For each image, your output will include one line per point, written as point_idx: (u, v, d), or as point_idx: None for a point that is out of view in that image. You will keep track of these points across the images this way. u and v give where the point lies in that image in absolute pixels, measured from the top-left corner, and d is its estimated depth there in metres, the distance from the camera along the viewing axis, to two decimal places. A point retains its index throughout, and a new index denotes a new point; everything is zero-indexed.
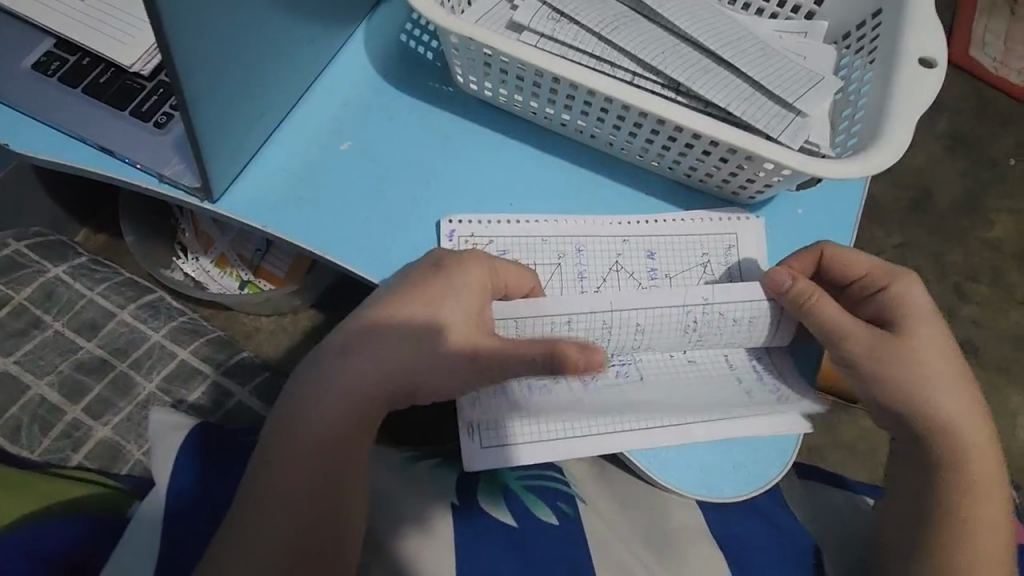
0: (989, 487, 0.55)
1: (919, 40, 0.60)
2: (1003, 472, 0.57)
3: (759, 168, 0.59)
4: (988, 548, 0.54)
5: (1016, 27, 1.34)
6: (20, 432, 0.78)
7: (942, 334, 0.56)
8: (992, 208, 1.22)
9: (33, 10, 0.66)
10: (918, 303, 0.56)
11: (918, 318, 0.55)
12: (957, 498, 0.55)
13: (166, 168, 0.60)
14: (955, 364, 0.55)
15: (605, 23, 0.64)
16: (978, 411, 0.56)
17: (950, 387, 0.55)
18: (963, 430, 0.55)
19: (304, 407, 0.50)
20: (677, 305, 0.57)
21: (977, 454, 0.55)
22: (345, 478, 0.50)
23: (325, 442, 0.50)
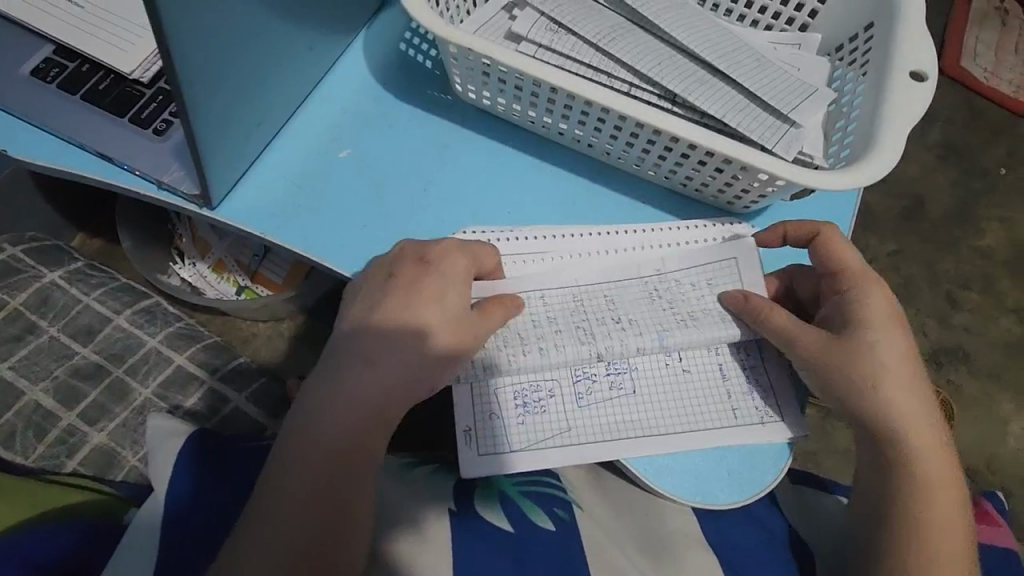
0: (945, 487, 0.55)
1: (912, 52, 0.61)
2: (957, 474, 0.57)
3: (754, 179, 0.60)
4: (951, 554, 0.54)
5: (1006, 39, 1.36)
6: (15, 438, 0.77)
7: (905, 337, 0.56)
8: (984, 216, 1.24)
9: (34, 17, 0.66)
10: (880, 308, 0.56)
11: (881, 320, 0.56)
12: (916, 496, 0.54)
13: (166, 174, 0.61)
14: (913, 364, 0.56)
15: (602, 34, 0.65)
16: (933, 411, 0.56)
17: (908, 384, 0.55)
18: (917, 428, 0.55)
19: (314, 408, 0.51)
20: (636, 276, 0.62)
21: (933, 453, 0.55)
22: (351, 483, 0.50)
23: (331, 446, 0.50)
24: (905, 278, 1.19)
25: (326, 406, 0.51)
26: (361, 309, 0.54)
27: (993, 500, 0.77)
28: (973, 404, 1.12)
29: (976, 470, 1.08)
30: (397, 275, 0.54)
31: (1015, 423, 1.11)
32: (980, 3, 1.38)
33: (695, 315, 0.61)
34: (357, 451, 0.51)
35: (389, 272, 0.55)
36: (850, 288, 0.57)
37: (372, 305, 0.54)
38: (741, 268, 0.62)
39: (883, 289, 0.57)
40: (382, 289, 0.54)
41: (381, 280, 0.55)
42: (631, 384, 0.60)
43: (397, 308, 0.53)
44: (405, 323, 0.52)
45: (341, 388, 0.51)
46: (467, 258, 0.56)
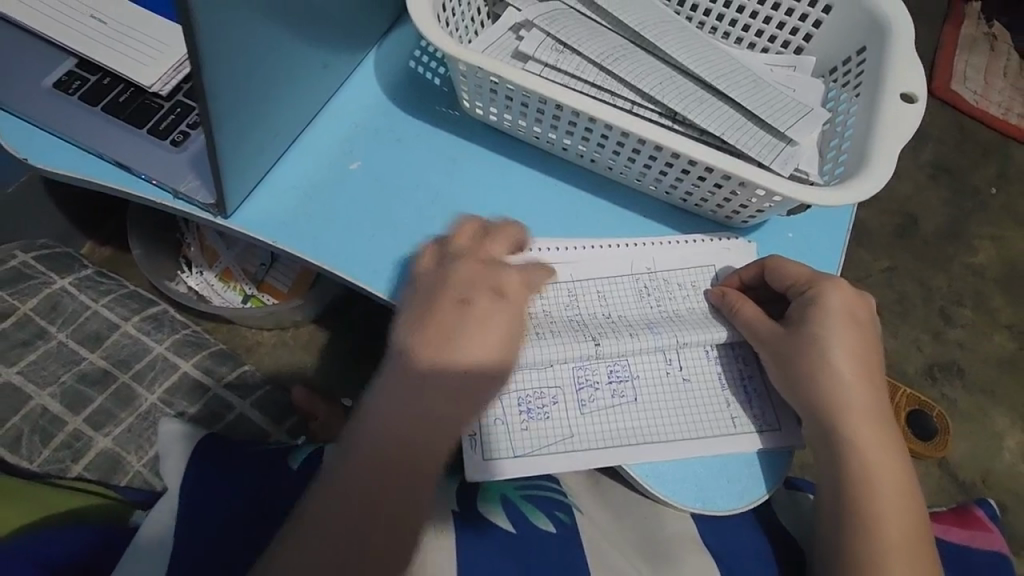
0: (893, 482, 0.56)
1: (902, 77, 0.64)
2: (910, 468, 0.58)
3: (752, 194, 0.62)
4: (902, 547, 0.54)
5: (995, 63, 1.40)
6: (21, 442, 0.78)
7: (861, 334, 0.58)
8: (976, 234, 1.26)
9: (56, 32, 0.68)
10: (838, 306, 0.58)
11: (837, 317, 0.58)
12: (866, 490, 0.56)
13: (182, 184, 0.62)
14: (866, 361, 0.58)
15: (605, 54, 0.67)
16: (881, 407, 0.58)
17: (857, 380, 0.57)
18: (863, 423, 0.57)
19: (379, 419, 0.53)
20: (627, 273, 0.66)
21: (879, 448, 0.57)
22: (400, 497, 0.52)
23: (384, 461, 0.52)
24: (899, 294, 1.21)
25: (392, 420, 0.53)
26: (426, 335, 0.55)
27: (985, 507, 0.82)
28: (969, 419, 1.14)
29: (971, 483, 1.10)
30: (475, 303, 0.56)
31: (1010, 437, 1.13)
32: (970, 29, 1.41)
33: (679, 313, 0.64)
34: (408, 462, 0.52)
35: (462, 299, 0.56)
36: (812, 287, 0.59)
37: (443, 333, 0.54)
38: (722, 272, 0.66)
39: (843, 287, 0.59)
40: (459, 317, 0.55)
41: (449, 307, 0.55)
42: (632, 392, 0.61)
43: (479, 341, 0.55)
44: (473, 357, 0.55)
45: (407, 404, 0.53)
46: (528, 285, 0.59)
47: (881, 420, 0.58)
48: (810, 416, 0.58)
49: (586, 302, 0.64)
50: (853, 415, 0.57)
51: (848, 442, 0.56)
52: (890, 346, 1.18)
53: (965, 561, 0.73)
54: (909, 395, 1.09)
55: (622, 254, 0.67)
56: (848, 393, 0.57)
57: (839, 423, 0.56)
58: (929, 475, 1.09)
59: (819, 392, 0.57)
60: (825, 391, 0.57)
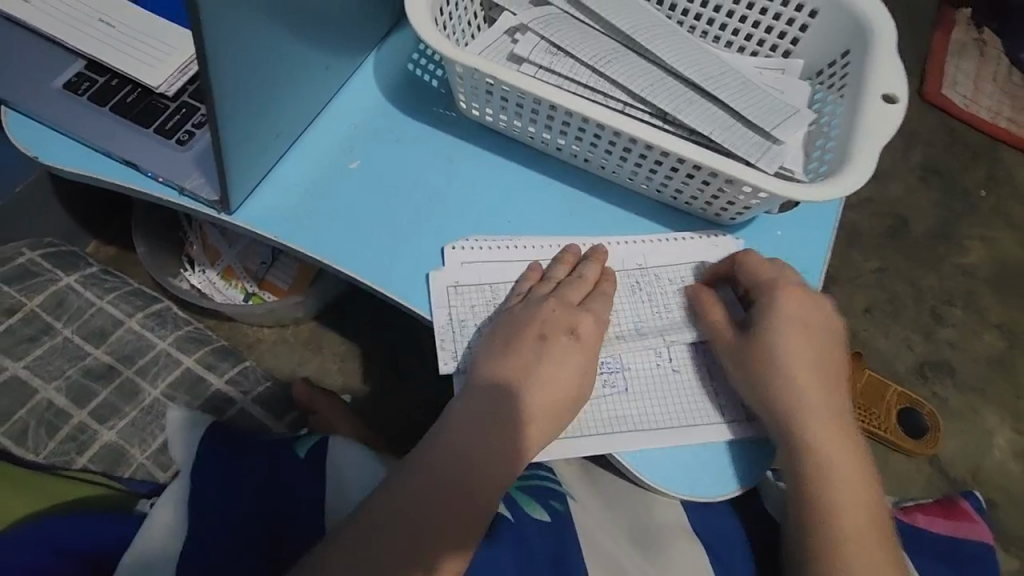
0: (848, 476, 0.59)
1: (883, 79, 0.66)
2: (864, 461, 0.61)
3: (739, 191, 0.64)
4: (859, 538, 0.57)
5: (984, 68, 1.42)
6: (27, 435, 0.81)
7: (811, 337, 0.61)
8: (967, 236, 1.28)
9: (66, 35, 0.70)
10: (789, 311, 0.61)
11: (787, 322, 0.61)
12: (821, 486, 0.58)
13: (186, 181, 0.64)
14: (818, 360, 0.61)
15: (597, 56, 0.69)
16: (835, 406, 0.61)
17: (810, 379, 0.60)
18: (818, 422, 0.59)
19: (453, 438, 0.57)
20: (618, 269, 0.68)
21: (833, 445, 0.59)
22: (466, 510, 0.54)
23: (453, 476, 0.55)
24: (890, 293, 1.23)
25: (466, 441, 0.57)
26: (507, 366, 0.59)
27: (972, 500, 0.85)
28: (959, 416, 1.15)
29: (961, 480, 1.11)
30: (552, 339, 0.60)
31: (1000, 435, 1.14)
32: (959, 35, 1.44)
33: (669, 308, 0.66)
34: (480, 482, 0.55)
35: (542, 336, 0.60)
36: (765, 294, 0.62)
37: (521, 366, 0.59)
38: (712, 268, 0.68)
39: (794, 292, 0.62)
40: (536, 352, 0.59)
41: (529, 344, 0.60)
42: (623, 382, 0.63)
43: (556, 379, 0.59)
44: (549, 394, 0.58)
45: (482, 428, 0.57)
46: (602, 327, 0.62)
47: (836, 417, 0.60)
48: (772, 415, 0.59)
49: None
50: (810, 412, 0.59)
51: (805, 440, 0.59)
52: (881, 344, 1.19)
53: (953, 549, 0.75)
54: (900, 393, 1.11)
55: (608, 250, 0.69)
56: (803, 391, 0.59)
57: (797, 420, 0.59)
58: (920, 471, 1.11)
59: (778, 389, 0.59)
60: (782, 388, 0.59)
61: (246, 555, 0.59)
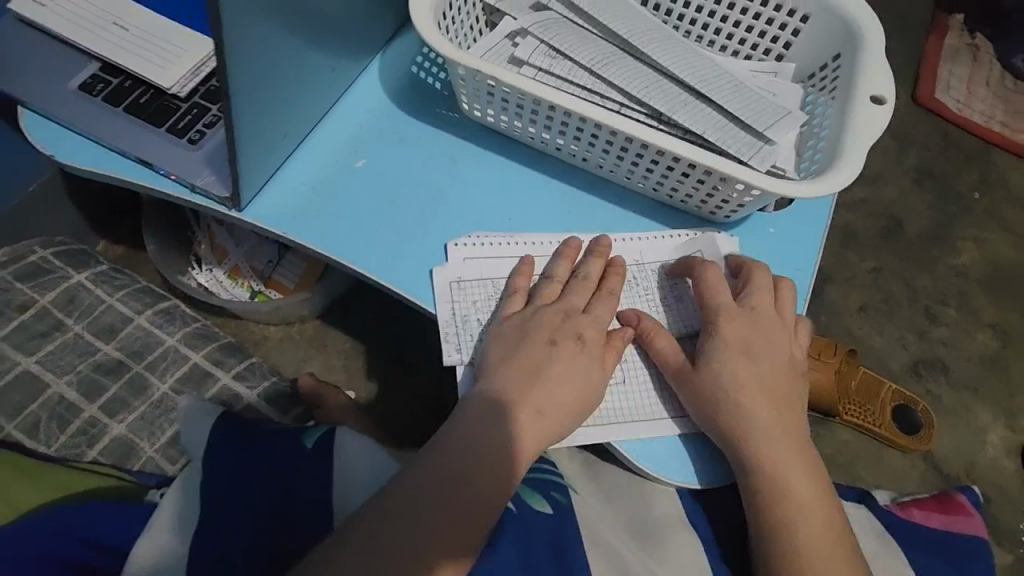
0: (800, 490, 0.61)
1: (872, 81, 0.68)
2: (817, 472, 0.62)
3: (733, 189, 0.66)
4: (810, 548, 0.59)
5: (977, 73, 1.44)
6: (39, 428, 0.83)
7: (755, 360, 0.63)
8: (960, 237, 1.30)
9: (81, 37, 0.72)
10: (731, 338, 0.63)
11: (730, 349, 0.62)
12: (773, 502, 0.60)
13: (198, 179, 0.66)
14: (765, 379, 0.62)
15: (595, 59, 0.72)
16: (786, 424, 0.62)
17: (756, 400, 0.61)
18: (768, 442, 0.60)
19: (461, 438, 0.58)
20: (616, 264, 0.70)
21: (785, 462, 0.61)
22: (477, 506, 0.56)
23: (463, 474, 0.57)
24: (885, 293, 1.25)
25: (476, 441, 0.58)
26: (515, 369, 0.61)
27: (969, 494, 0.87)
28: (953, 414, 1.17)
29: (955, 476, 1.13)
30: (561, 343, 0.62)
31: (993, 432, 1.16)
32: (952, 40, 1.46)
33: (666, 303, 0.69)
34: (488, 478, 0.57)
35: (551, 340, 0.62)
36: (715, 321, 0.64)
37: (530, 368, 0.61)
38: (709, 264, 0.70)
39: (738, 317, 0.64)
40: (543, 357, 0.62)
41: (540, 347, 0.62)
42: (622, 373, 0.65)
43: (561, 383, 0.61)
44: (553, 397, 0.60)
45: (489, 429, 0.59)
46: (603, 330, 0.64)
47: (787, 432, 0.62)
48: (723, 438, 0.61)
49: None
50: (759, 434, 0.60)
51: (756, 462, 0.60)
52: (876, 343, 1.21)
53: (949, 546, 0.77)
54: (894, 390, 1.13)
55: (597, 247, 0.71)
56: (750, 415, 0.60)
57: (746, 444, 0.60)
58: (914, 468, 1.12)
59: (726, 412, 0.60)
60: (730, 413, 0.60)
61: (257, 541, 0.62)
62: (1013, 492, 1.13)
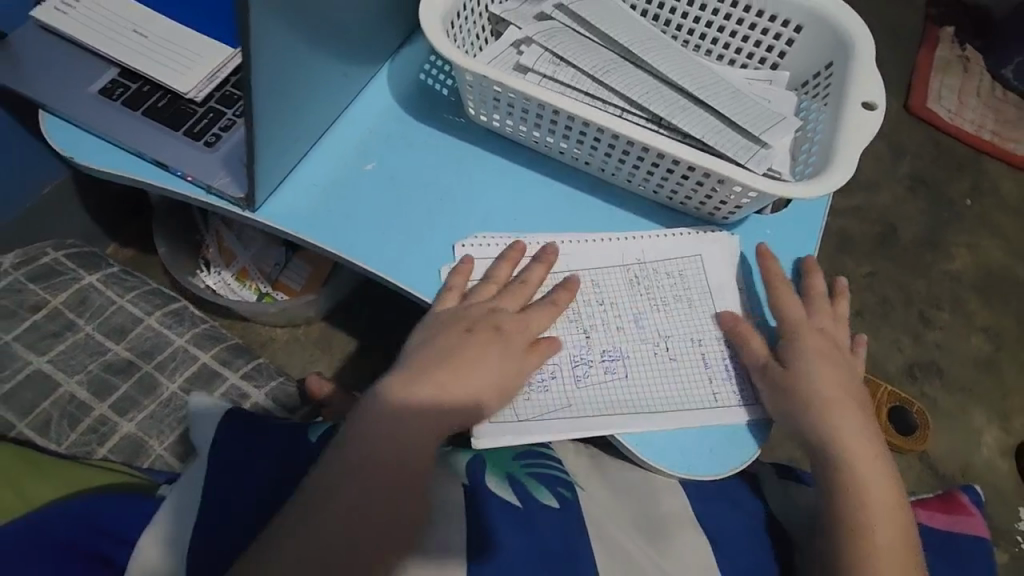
0: (880, 493, 0.62)
1: (864, 89, 0.71)
2: (895, 478, 0.64)
3: (730, 191, 0.68)
4: (888, 550, 0.60)
5: (968, 84, 1.48)
6: (50, 426, 0.84)
7: (836, 365, 0.66)
8: (953, 243, 1.33)
9: (101, 43, 0.75)
10: (814, 343, 0.66)
11: (813, 353, 0.66)
12: (854, 500, 0.62)
13: (215, 180, 0.69)
14: (845, 383, 0.66)
15: (597, 66, 0.74)
16: (868, 427, 0.65)
17: (841, 398, 0.64)
18: (853, 441, 0.63)
19: (381, 422, 0.60)
20: (617, 263, 0.72)
21: (866, 462, 0.63)
22: (405, 484, 0.58)
23: (387, 458, 0.58)
24: (880, 297, 1.28)
25: (394, 424, 0.60)
26: (508, 367, 0.63)
27: (969, 494, 0.87)
28: (948, 416, 1.19)
29: (951, 477, 1.14)
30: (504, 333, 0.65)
31: (988, 433, 1.18)
32: (944, 52, 1.50)
33: (666, 300, 0.71)
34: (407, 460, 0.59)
35: (483, 328, 0.65)
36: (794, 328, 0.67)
37: (447, 353, 0.63)
38: (707, 263, 0.72)
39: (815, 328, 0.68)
40: (464, 341, 0.64)
41: (472, 333, 0.64)
42: (623, 368, 0.67)
43: (471, 365, 0.63)
44: (474, 380, 0.62)
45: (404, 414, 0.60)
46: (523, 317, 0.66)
47: (869, 434, 0.64)
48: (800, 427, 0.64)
49: (578, 329, 0.69)
50: (846, 429, 0.63)
51: (837, 456, 0.63)
52: (872, 346, 1.23)
53: (948, 545, 0.78)
54: (890, 391, 1.15)
55: (608, 245, 0.73)
56: (835, 409, 0.64)
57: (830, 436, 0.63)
58: (911, 468, 1.14)
59: (813, 404, 0.63)
60: (817, 405, 0.63)
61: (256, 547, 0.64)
62: (1008, 492, 1.14)
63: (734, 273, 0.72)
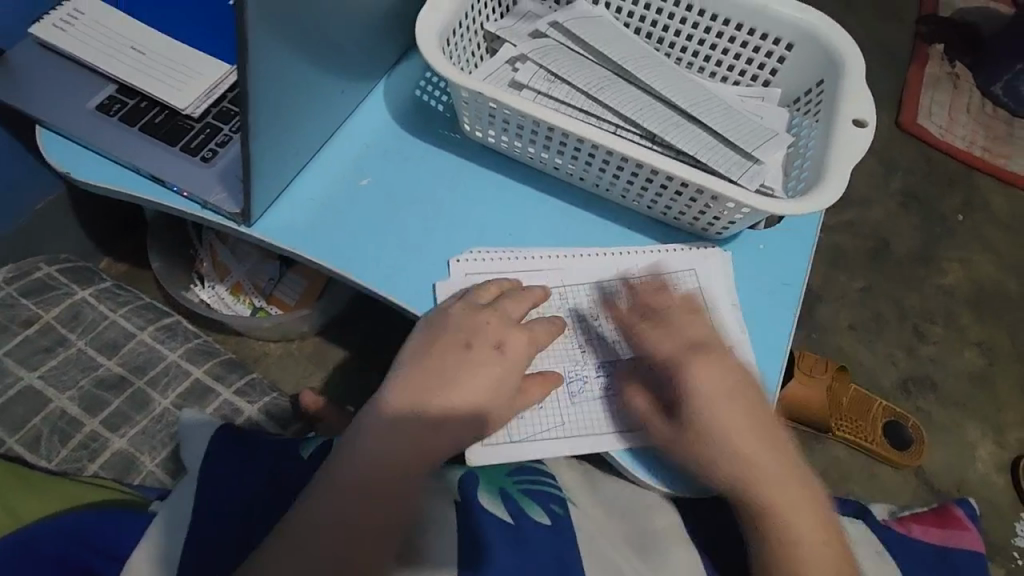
0: (803, 526, 0.61)
1: (854, 107, 0.72)
2: (818, 500, 0.62)
3: (723, 207, 0.69)
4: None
5: (957, 100, 1.50)
6: (41, 442, 0.83)
7: (741, 402, 0.61)
8: (945, 258, 1.34)
9: (99, 60, 0.75)
10: (712, 386, 0.61)
11: (711, 399, 0.61)
12: (777, 538, 0.60)
13: (210, 196, 0.69)
14: (755, 417, 0.62)
15: (591, 83, 0.75)
16: (780, 459, 0.61)
17: (751, 440, 0.61)
18: (766, 478, 0.60)
19: (374, 441, 0.58)
20: (612, 277, 0.72)
21: (784, 497, 0.61)
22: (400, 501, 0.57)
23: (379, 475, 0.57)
24: (874, 311, 1.28)
25: (385, 442, 0.58)
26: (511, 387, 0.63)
27: (965, 506, 0.87)
28: (943, 430, 1.19)
29: (947, 492, 1.14)
30: (509, 351, 0.63)
31: (982, 448, 1.18)
32: (933, 69, 1.53)
33: None
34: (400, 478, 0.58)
35: (494, 345, 0.63)
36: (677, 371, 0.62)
37: (444, 367, 0.61)
38: (702, 277, 0.73)
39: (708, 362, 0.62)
40: (459, 357, 0.62)
41: (479, 351, 0.62)
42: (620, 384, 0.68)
43: (465, 381, 0.61)
44: (468, 399, 0.60)
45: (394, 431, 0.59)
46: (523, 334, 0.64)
47: (797, 477, 0.62)
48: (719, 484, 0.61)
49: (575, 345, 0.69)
50: (768, 479, 0.60)
51: (758, 496, 0.60)
52: (867, 360, 1.24)
53: (944, 561, 0.78)
54: (885, 406, 1.16)
55: (604, 260, 0.73)
56: (756, 463, 0.60)
57: (753, 489, 0.60)
58: (906, 483, 1.14)
59: (728, 461, 0.60)
60: (735, 460, 0.60)
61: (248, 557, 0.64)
62: (1003, 507, 1.14)
63: (732, 286, 0.72)
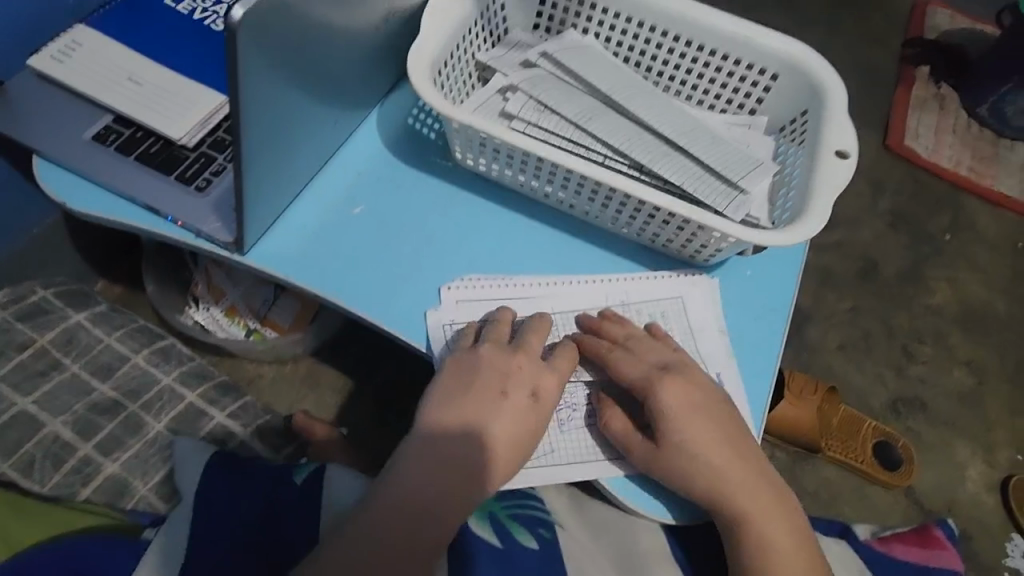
0: (778, 538, 0.62)
1: (836, 138, 0.73)
2: (791, 513, 0.63)
3: (709, 236, 0.70)
4: None
5: (943, 121, 1.53)
6: (34, 467, 0.84)
7: (707, 416, 0.64)
8: (933, 277, 1.36)
9: (96, 90, 0.77)
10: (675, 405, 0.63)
11: (680, 416, 0.63)
12: (755, 552, 0.61)
13: (205, 225, 0.70)
14: (725, 431, 0.64)
15: (581, 113, 0.77)
16: (752, 470, 0.63)
17: (722, 452, 0.63)
18: (739, 490, 0.62)
19: (403, 471, 0.59)
20: (600, 304, 0.74)
21: (757, 510, 0.62)
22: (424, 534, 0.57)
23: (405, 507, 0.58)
24: (864, 331, 1.29)
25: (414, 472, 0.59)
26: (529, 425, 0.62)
27: (944, 527, 0.88)
28: (933, 449, 1.20)
29: (938, 512, 1.15)
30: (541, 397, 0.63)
31: (972, 467, 1.19)
32: (920, 91, 1.56)
33: None
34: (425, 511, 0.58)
35: (530, 391, 0.63)
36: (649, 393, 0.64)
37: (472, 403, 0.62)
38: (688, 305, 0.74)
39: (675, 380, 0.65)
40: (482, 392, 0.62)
41: (511, 397, 0.62)
42: None
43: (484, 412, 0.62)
44: (477, 428, 0.61)
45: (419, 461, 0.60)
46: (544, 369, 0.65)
47: (766, 487, 0.63)
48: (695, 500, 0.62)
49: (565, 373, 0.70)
50: (738, 493, 0.62)
51: (733, 511, 0.62)
52: (857, 380, 1.25)
53: None
54: (875, 426, 1.17)
55: (592, 288, 0.74)
56: (727, 478, 0.62)
57: (729, 505, 0.62)
58: (897, 503, 1.14)
59: (702, 476, 0.62)
60: (707, 475, 0.62)
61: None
62: (993, 527, 1.15)
63: (718, 314, 0.74)
